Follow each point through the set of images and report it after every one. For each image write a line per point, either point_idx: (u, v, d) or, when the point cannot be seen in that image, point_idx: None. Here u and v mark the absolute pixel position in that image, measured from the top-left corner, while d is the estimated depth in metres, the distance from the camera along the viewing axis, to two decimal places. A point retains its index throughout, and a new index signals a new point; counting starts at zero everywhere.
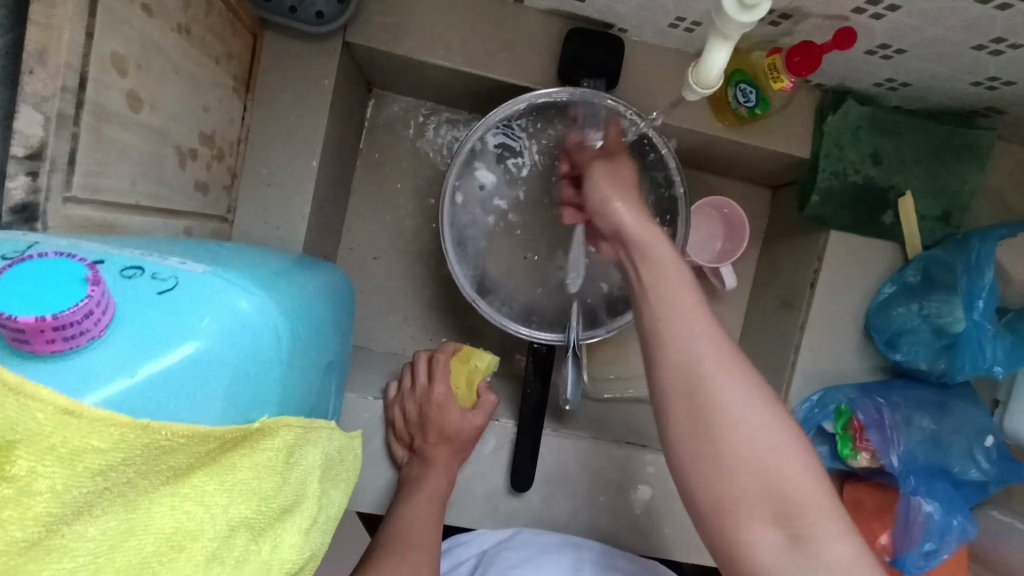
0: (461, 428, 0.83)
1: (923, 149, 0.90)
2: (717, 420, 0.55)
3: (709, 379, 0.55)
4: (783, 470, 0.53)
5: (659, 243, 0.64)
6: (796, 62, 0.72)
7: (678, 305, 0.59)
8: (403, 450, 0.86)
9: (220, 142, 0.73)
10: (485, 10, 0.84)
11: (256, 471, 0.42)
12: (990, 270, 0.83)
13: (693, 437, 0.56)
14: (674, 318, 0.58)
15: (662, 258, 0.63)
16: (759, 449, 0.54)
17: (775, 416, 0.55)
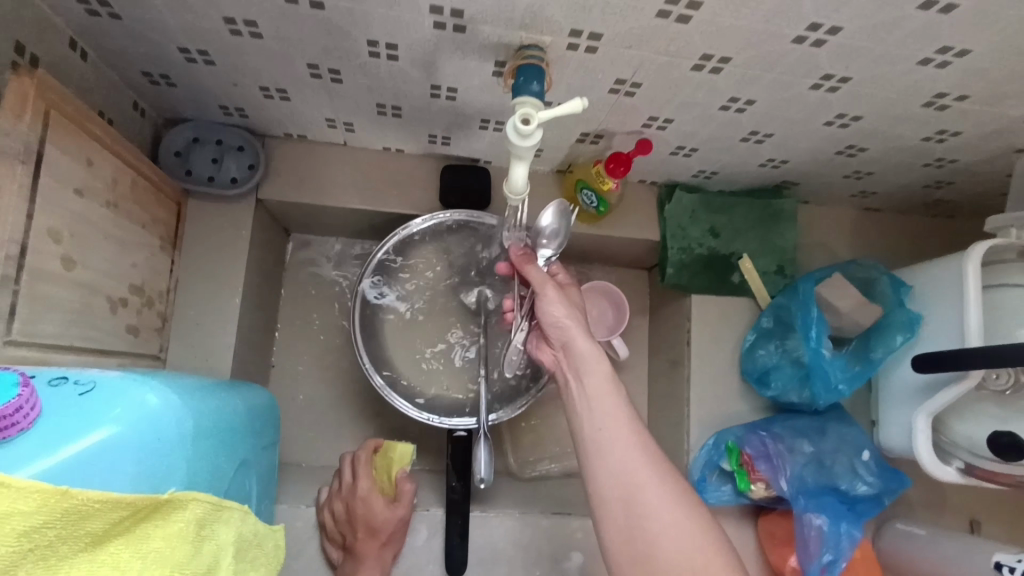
0: (388, 518, 0.90)
1: (749, 219, 1.09)
2: (642, 511, 0.70)
3: (642, 488, 0.71)
4: (704, 566, 0.67)
5: (585, 339, 0.84)
6: (612, 168, 0.92)
7: (602, 400, 0.78)
8: (337, 550, 0.92)
9: (150, 291, 0.86)
10: (372, 160, 1.04)
11: (168, 541, 0.50)
12: (814, 305, 0.98)
13: (627, 533, 0.70)
14: (598, 417, 0.77)
15: (589, 355, 0.82)
16: (684, 545, 0.68)
17: (687, 516, 0.70)
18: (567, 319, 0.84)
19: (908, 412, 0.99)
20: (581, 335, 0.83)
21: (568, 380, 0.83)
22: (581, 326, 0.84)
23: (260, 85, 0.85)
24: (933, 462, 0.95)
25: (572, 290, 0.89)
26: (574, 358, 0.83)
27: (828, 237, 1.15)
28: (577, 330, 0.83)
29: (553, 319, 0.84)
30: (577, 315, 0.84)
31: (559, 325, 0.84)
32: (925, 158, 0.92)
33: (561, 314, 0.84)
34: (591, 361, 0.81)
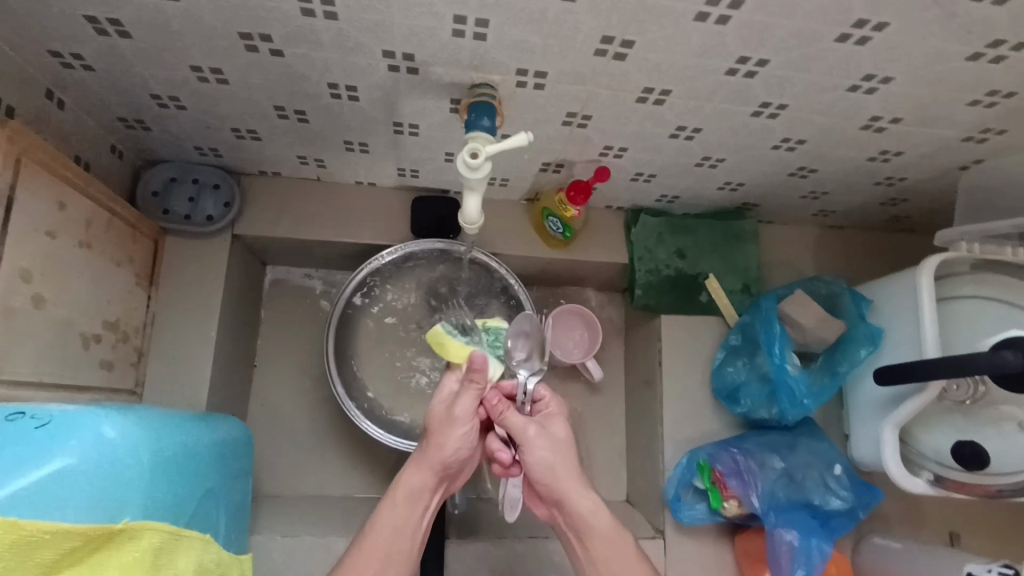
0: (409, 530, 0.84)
1: (713, 241, 1.13)
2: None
3: None
4: None
5: (577, 488, 0.78)
6: (572, 196, 0.95)
7: (609, 558, 0.76)
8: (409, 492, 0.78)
9: (125, 327, 0.89)
10: (345, 193, 1.07)
11: (125, 569, 0.51)
12: (777, 322, 1.01)
13: None
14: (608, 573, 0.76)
15: (586, 513, 0.77)
16: None
17: None
18: (557, 471, 0.78)
19: (875, 426, 1.01)
20: (576, 490, 0.78)
21: (571, 536, 0.80)
22: (570, 476, 0.78)
23: (231, 127, 0.88)
24: (903, 474, 0.96)
25: (561, 428, 0.80)
26: (572, 518, 0.78)
27: (792, 255, 1.18)
28: (567, 481, 0.78)
29: (544, 475, 0.78)
30: (565, 463, 0.79)
31: (546, 473, 0.78)
32: (875, 176, 0.95)
33: (545, 463, 0.78)
34: (591, 518, 0.77)
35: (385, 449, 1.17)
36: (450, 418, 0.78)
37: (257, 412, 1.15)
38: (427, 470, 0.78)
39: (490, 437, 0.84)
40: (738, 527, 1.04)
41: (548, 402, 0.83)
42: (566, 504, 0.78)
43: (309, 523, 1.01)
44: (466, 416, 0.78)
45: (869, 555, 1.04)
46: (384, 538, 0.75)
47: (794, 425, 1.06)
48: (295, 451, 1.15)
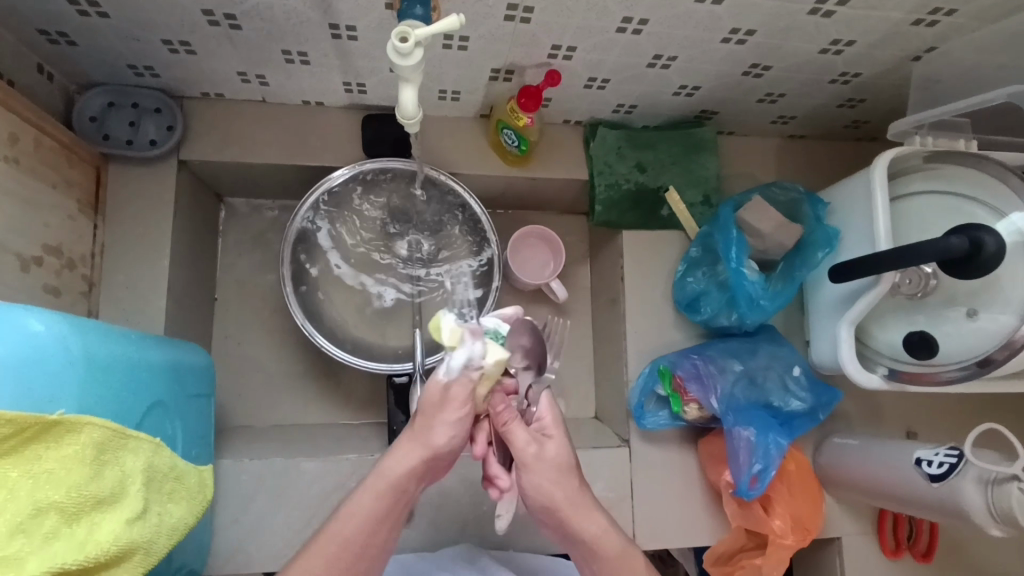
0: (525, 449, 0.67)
1: (673, 152, 1.11)
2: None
3: None
4: None
5: (582, 517, 0.70)
6: (524, 103, 0.93)
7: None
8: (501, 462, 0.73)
9: (70, 254, 0.87)
10: (293, 115, 1.04)
11: (64, 463, 0.51)
12: (734, 227, 1.01)
13: None
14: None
15: (594, 539, 0.71)
16: None
17: None
18: (567, 503, 0.69)
19: (831, 326, 1.02)
20: (589, 520, 0.70)
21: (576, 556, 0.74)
22: (571, 503, 0.69)
23: (162, 38, 0.84)
24: (860, 371, 0.96)
25: (560, 449, 0.69)
26: (580, 543, 0.71)
27: (753, 168, 1.17)
28: (569, 508, 0.69)
29: (557, 504, 0.69)
30: (564, 489, 0.69)
31: (545, 503, 0.69)
32: (830, 73, 0.95)
33: (544, 491, 0.68)
34: (601, 540, 0.71)
35: (353, 378, 1.17)
36: (436, 451, 0.68)
37: (220, 348, 1.14)
38: (413, 449, 0.68)
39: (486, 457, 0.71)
40: (701, 432, 1.06)
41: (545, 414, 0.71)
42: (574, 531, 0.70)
43: (278, 447, 1.02)
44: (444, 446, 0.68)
45: (830, 454, 1.07)
46: (359, 526, 0.67)
47: (755, 331, 1.06)
48: (262, 384, 1.14)
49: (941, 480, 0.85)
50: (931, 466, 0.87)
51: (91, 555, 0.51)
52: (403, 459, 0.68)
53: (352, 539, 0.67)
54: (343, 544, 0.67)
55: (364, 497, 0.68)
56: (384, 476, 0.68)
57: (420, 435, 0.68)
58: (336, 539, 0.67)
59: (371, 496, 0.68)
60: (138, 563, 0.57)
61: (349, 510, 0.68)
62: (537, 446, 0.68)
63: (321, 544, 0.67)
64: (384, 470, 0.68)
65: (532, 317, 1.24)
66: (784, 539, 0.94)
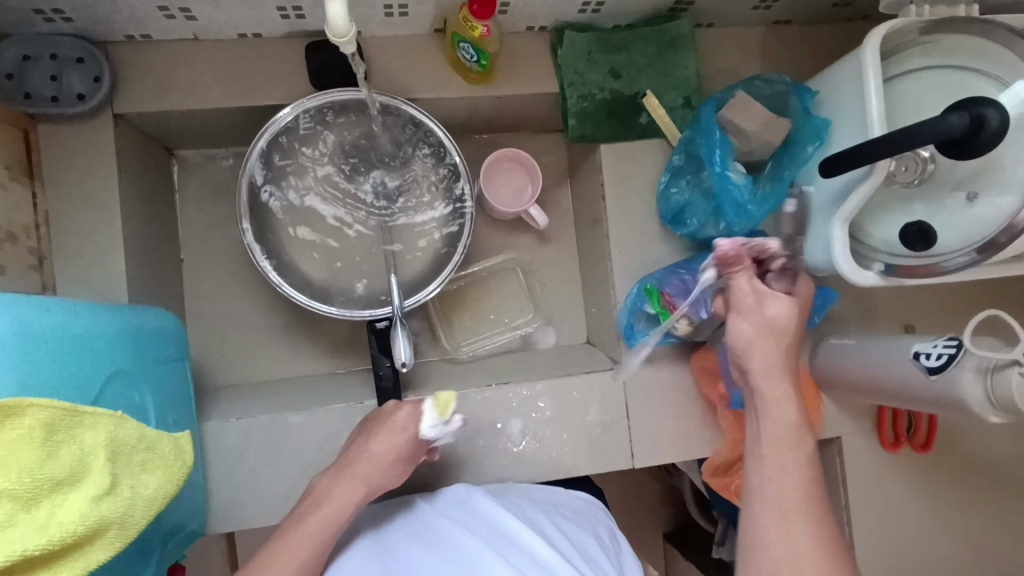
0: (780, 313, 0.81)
1: (648, 52, 1.02)
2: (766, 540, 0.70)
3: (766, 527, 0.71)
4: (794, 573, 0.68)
5: (763, 386, 0.80)
6: (477, 10, 0.84)
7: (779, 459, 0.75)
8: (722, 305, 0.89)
9: (8, 227, 0.81)
10: (230, 50, 0.95)
11: (8, 449, 0.49)
12: (716, 128, 0.94)
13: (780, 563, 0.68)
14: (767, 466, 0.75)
15: (773, 415, 0.78)
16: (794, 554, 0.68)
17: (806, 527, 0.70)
18: (761, 361, 0.80)
19: (823, 226, 0.97)
20: (762, 379, 0.80)
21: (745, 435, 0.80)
22: (773, 368, 0.80)
23: None
24: (855, 270, 0.92)
25: (781, 311, 0.81)
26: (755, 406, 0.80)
27: (736, 62, 1.08)
28: (770, 352, 0.81)
29: (749, 359, 0.81)
30: (780, 356, 0.81)
31: (740, 352, 0.82)
32: None
33: (745, 335, 0.82)
34: (782, 405, 0.78)
35: (336, 327, 1.14)
36: (393, 409, 0.84)
37: (194, 309, 1.10)
38: (396, 434, 0.81)
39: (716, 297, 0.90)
40: (694, 346, 1.04)
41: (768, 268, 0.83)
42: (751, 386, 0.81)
43: (266, 404, 1.00)
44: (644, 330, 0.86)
45: (826, 356, 1.05)
46: (327, 513, 0.76)
47: (745, 239, 1.02)
48: (242, 342, 1.12)
49: (939, 372, 0.82)
50: (929, 359, 0.84)
51: (54, 537, 0.50)
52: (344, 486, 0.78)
53: (318, 534, 0.75)
54: (312, 537, 0.74)
55: (332, 500, 0.77)
56: (347, 486, 0.78)
57: (369, 461, 0.80)
58: (309, 531, 0.74)
59: (344, 500, 0.77)
60: (114, 537, 0.56)
61: (324, 501, 0.77)
62: (758, 300, 0.82)
63: (278, 553, 0.72)
64: (358, 457, 0.81)
65: (514, 247, 1.20)
66: None
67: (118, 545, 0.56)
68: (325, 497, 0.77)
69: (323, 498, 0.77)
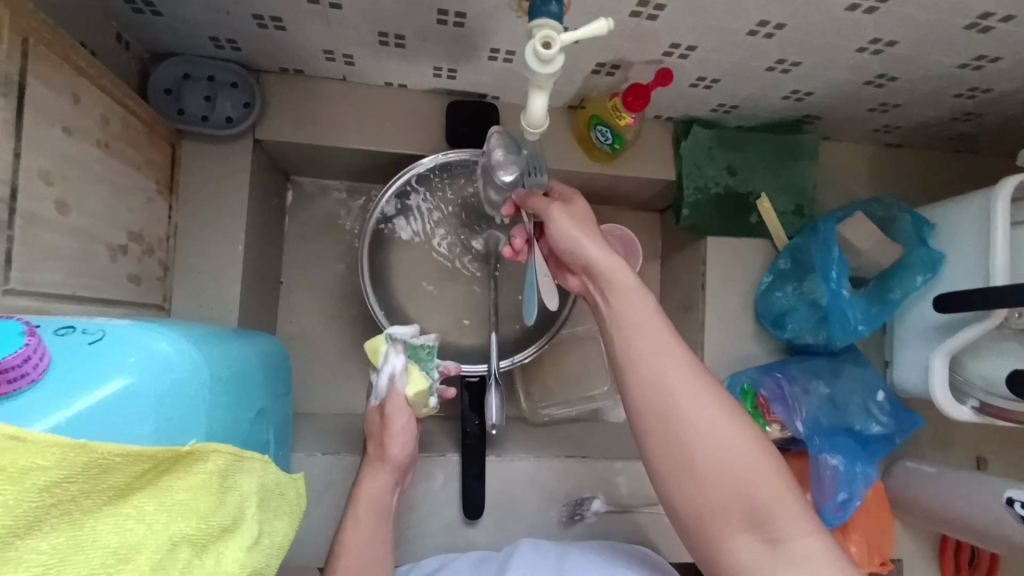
0: (567, 234, 0.75)
1: (767, 156, 1.06)
2: (678, 408, 0.67)
3: (706, 457, 0.66)
4: (755, 488, 0.65)
5: (624, 288, 0.72)
6: (630, 101, 0.87)
7: (675, 375, 0.68)
8: (777, 431, 0.97)
9: (149, 239, 0.83)
10: (374, 96, 0.98)
11: (193, 493, 0.49)
12: (836, 244, 0.95)
13: (726, 530, 0.66)
14: (632, 333, 0.71)
15: (607, 268, 0.73)
16: (738, 473, 0.65)
17: (752, 455, 0.66)
18: (611, 286, 0.73)
19: (925, 352, 0.98)
20: (619, 297, 0.72)
21: (597, 302, 0.76)
22: (621, 279, 0.72)
23: (254, 13, 0.78)
24: (949, 401, 0.95)
25: (578, 207, 0.78)
26: (603, 282, 0.74)
27: (846, 177, 1.12)
28: (591, 245, 0.74)
29: (568, 238, 0.75)
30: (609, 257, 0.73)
31: (569, 243, 0.75)
32: (956, 87, 0.89)
33: (566, 237, 0.75)
34: (632, 300, 0.71)
35: None
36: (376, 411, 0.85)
37: (284, 333, 1.11)
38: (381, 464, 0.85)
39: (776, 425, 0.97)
40: None
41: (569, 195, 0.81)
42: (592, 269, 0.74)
43: (346, 441, 1.00)
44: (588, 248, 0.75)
45: (902, 477, 1.05)
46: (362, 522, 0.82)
47: (839, 351, 1.03)
48: (324, 372, 1.12)
49: None
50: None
51: None
52: (372, 483, 0.84)
53: (368, 517, 0.83)
54: (367, 514, 0.83)
55: (370, 483, 0.85)
56: (377, 476, 0.85)
57: (376, 458, 0.86)
58: (364, 513, 0.83)
59: (377, 484, 0.85)
60: None
61: (363, 495, 0.84)
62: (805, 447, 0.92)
63: (348, 535, 0.81)
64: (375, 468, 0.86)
65: None
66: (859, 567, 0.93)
67: None
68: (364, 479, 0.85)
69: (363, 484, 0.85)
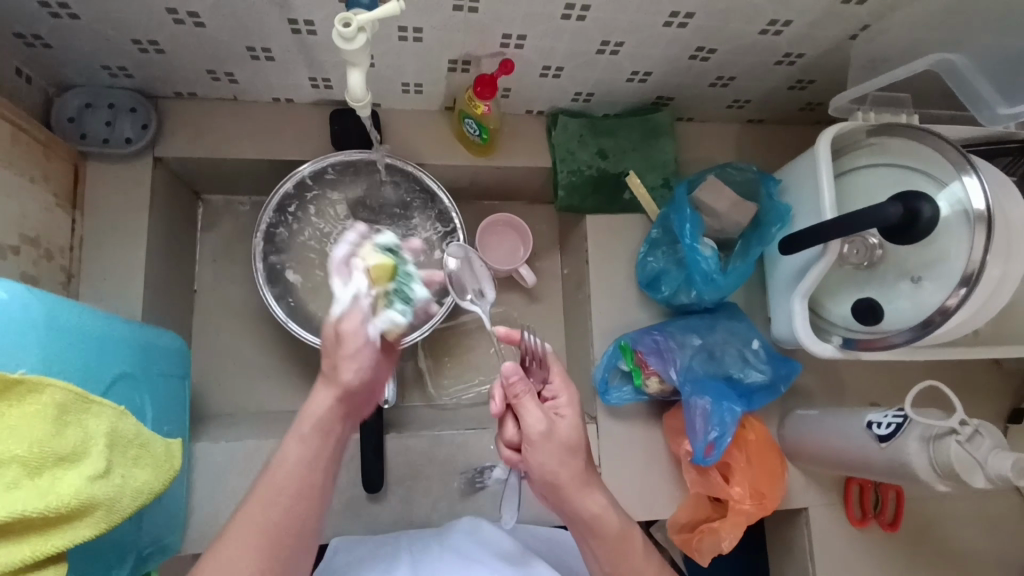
0: (545, 433, 0.72)
1: (633, 137, 1.15)
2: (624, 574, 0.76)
3: None
4: None
5: (584, 495, 0.74)
6: (480, 91, 0.97)
7: (630, 561, 0.75)
8: (657, 382, 1.03)
9: (47, 245, 0.91)
10: (263, 111, 1.08)
11: (25, 420, 0.55)
12: (687, 205, 1.05)
13: None
14: (594, 521, 0.74)
15: (585, 498, 0.74)
16: None
17: None
18: (577, 490, 0.73)
19: (786, 298, 1.05)
20: (587, 500, 0.74)
21: (561, 517, 0.77)
22: (575, 480, 0.73)
23: (132, 37, 0.89)
24: (814, 342, 0.98)
25: (570, 430, 0.73)
26: (567, 489, 0.73)
27: (712, 153, 1.21)
28: (573, 486, 0.73)
29: (533, 435, 0.72)
30: (573, 464, 0.73)
31: (543, 476, 0.73)
32: (774, 54, 0.99)
33: (546, 468, 0.72)
34: (598, 509, 0.74)
35: None
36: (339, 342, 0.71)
37: (199, 338, 1.18)
38: (335, 394, 0.72)
39: (655, 376, 1.03)
40: (666, 406, 1.09)
41: (567, 402, 0.75)
42: (551, 480, 0.73)
43: (253, 430, 1.05)
44: (562, 429, 0.73)
45: (792, 425, 1.09)
46: (292, 467, 0.69)
47: (715, 308, 1.10)
48: (241, 373, 1.18)
49: (888, 440, 0.87)
50: (880, 427, 0.89)
51: (51, 506, 0.55)
52: (320, 402, 0.71)
53: (283, 487, 0.68)
54: (283, 487, 0.68)
55: (296, 446, 0.71)
56: (314, 433, 0.71)
57: (333, 368, 0.72)
58: (277, 482, 0.68)
59: (305, 442, 0.71)
60: (99, 518, 0.60)
61: (280, 460, 0.70)
62: None
63: (253, 505, 0.67)
64: (308, 415, 0.71)
65: (503, 303, 1.28)
66: (741, 505, 0.97)
67: (104, 528, 0.60)
68: (290, 438, 0.71)
69: (298, 432, 0.71)
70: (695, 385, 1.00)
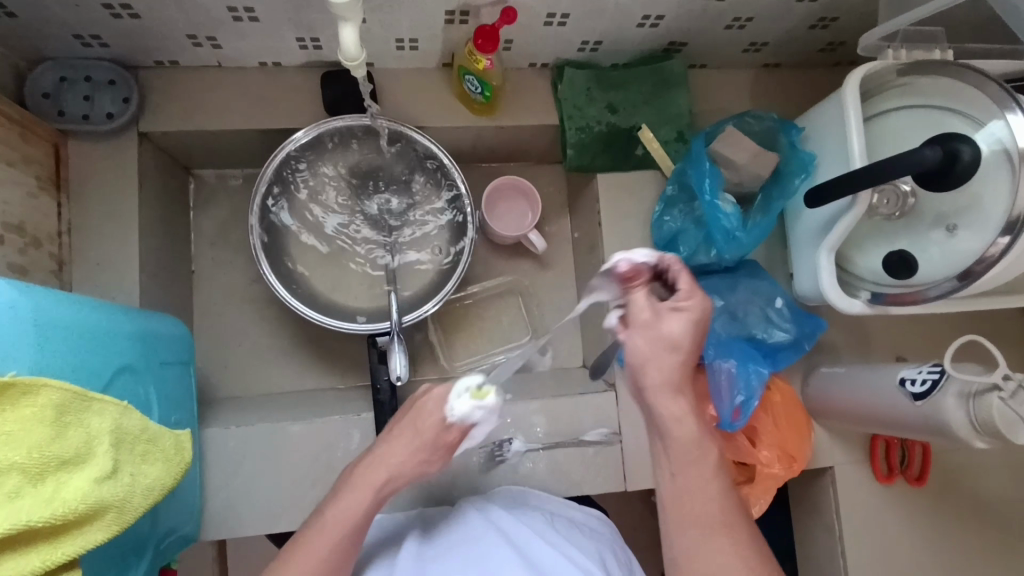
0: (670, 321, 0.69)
1: (643, 88, 1.08)
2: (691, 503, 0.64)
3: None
4: None
5: (661, 395, 0.68)
6: (481, 44, 0.90)
7: (701, 478, 0.65)
8: None
9: (34, 232, 0.86)
10: (250, 77, 1.02)
11: (22, 424, 0.51)
12: (706, 159, 0.99)
13: None
14: (668, 422, 0.68)
15: (661, 397, 0.68)
16: None
17: None
18: (657, 385, 0.68)
19: (811, 253, 1.00)
20: (662, 399, 0.68)
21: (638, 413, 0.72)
22: (662, 378, 0.68)
23: (102, 2, 0.82)
24: (842, 298, 0.94)
25: (684, 326, 0.68)
26: (645, 385, 0.69)
27: (727, 102, 1.14)
28: (653, 385, 0.69)
29: (641, 317, 0.70)
30: (663, 362, 0.68)
31: (633, 365, 0.69)
32: None
33: (643, 353, 0.69)
34: (670, 410, 0.68)
35: (338, 342, 1.18)
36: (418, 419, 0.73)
37: (202, 320, 1.14)
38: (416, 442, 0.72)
39: None
40: None
41: (691, 294, 0.69)
42: (637, 370, 0.69)
43: (264, 413, 1.03)
44: (679, 327, 0.68)
45: (817, 383, 1.06)
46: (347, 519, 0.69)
47: (736, 267, 1.05)
48: (248, 355, 1.15)
49: (924, 397, 0.84)
50: (914, 385, 0.86)
51: (58, 512, 0.52)
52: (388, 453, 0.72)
53: (339, 534, 0.69)
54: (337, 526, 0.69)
55: (352, 498, 0.70)
56: (364, 486, 0.71)
57: (415, 430, 0.73)
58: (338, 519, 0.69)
59: (359, 496, 0.70)
60: (111, 521, 0.57)
61: (334, 508, 0.70)
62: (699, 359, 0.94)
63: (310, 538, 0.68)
64: (371, 468, 0.72)
65: (513, 270, 1.24)
66: (769, 468, 0.96)
67: (115, 530, 0.58)
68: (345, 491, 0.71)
69: (360, 481, 0.72)
70: (718, 348, 0.97)
